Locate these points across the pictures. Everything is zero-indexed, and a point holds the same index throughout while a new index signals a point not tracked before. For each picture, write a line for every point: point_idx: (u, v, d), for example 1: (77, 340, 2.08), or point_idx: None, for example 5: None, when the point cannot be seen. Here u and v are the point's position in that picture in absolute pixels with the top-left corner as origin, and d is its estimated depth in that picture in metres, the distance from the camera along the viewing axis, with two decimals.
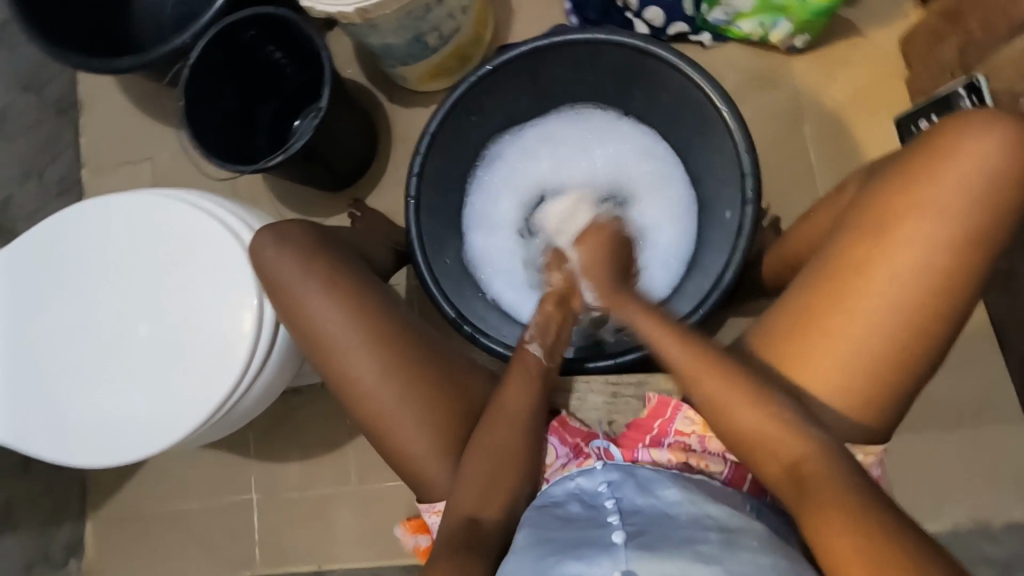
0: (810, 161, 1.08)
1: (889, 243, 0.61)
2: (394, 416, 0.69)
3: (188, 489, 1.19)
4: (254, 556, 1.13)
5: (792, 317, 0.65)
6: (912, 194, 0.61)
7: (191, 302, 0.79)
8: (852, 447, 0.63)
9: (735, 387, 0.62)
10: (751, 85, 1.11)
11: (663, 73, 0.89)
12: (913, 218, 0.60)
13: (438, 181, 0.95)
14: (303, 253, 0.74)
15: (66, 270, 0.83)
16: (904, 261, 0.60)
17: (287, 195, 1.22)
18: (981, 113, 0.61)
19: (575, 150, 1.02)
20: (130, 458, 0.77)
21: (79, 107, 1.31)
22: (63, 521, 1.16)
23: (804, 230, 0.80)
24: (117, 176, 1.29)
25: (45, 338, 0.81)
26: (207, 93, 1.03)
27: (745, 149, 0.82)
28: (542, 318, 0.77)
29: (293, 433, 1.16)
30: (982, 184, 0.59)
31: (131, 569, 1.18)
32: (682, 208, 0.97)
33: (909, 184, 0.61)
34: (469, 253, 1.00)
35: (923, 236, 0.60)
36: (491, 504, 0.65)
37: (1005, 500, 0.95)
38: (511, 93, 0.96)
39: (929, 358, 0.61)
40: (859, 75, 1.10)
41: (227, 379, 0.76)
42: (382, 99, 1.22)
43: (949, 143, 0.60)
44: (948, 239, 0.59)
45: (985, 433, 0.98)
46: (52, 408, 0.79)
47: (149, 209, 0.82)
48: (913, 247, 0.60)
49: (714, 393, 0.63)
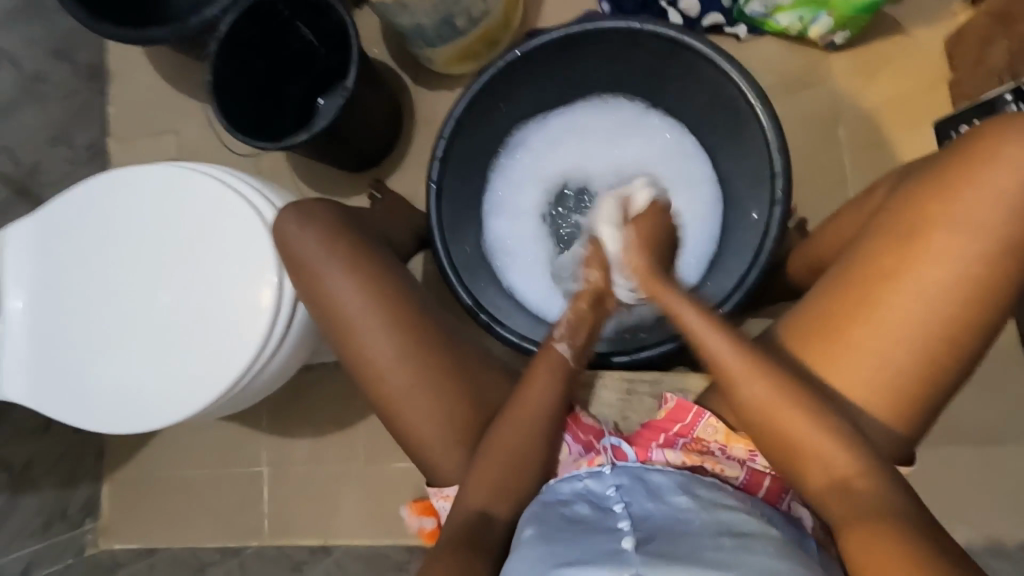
0: (842, 164, 1.05)
1: (921, 253, 0.59)
2: (408, 400, 0.69)
3: (201, 459, 1.21)
4: (263, 527, 1.16)
5: (814, 323, 0.63)
6: (948, 203, 0.59)
7: (213, 277, 0.80)
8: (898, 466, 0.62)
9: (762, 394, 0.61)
10: (786, 82, 1.08)
11: (696, 66, 0.86)
12: (946, 226, 0.58)
13: (462, 168, 0.95)
14: (325, 233, 0.74)
15: (92, 239, 0.84)
16: (936, 271, 0.58)
17: (309, 174, 1.22)
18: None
19: (600, 142, 1.00)
20: (148, 427, 0.78)
21: (108, 76, 1.32)
22: (81, 481, 1.19)
23: (830, 233, 0.78)
24: (143, 147, 1.30)
25: (71, 304, 0.83)
26: (236, 68, 1.03)
27: (778, 148, 0.80)
28: (574, 316, 0.75)
29: (305, 410, 1.18)
30: (1023, 194, 0.57)
31: (144, 531, 1.21)
32: (707, 206, 0.95)
33: (946, 191, 0.59)
34: (488, 240, 0.99)
35: (958, 245, 0.58)
36: (502, 495, 0.65)
37: (1021, 521, 0.93)
38: (539, 80, 0.94)
39: (955, 372, 0.59)
40: (900, 76, 1.06)
41: (244, 355, 0.77)
42: (407, 81, 1.22)
43: (986, 148, 0.58)
44: (982, 250, 0.57)
45: (1006, 452, 0.95)
46: (75, 374, 0.81)
47: (175, 182, 0.83)
48: (945, 256, 0.58)
49: (751, 398, 0.62)
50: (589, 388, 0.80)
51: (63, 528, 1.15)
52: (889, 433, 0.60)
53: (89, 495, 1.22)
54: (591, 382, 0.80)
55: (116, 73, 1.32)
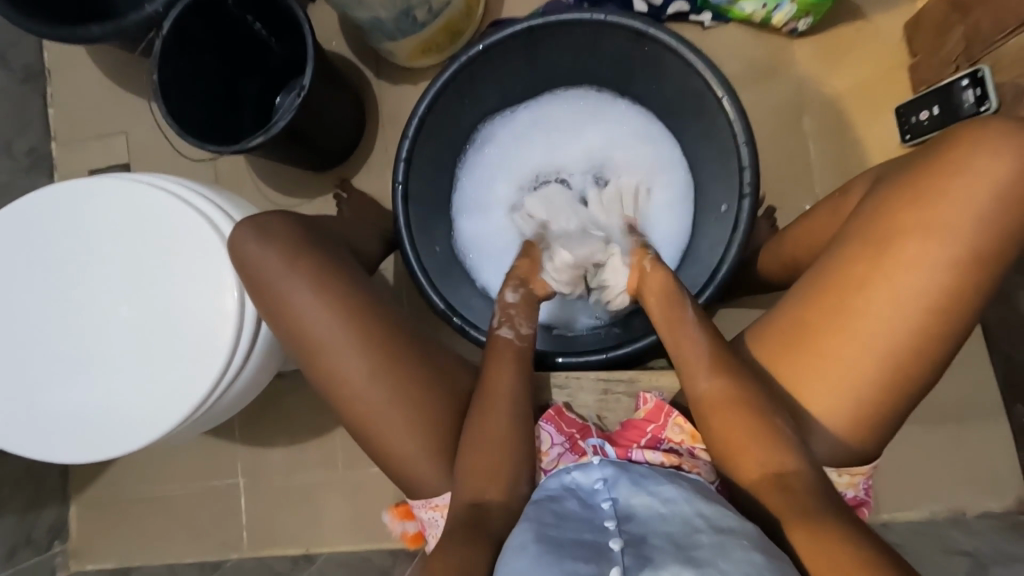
0: (807, 151, 1.06)
1: (888, 261, 0.61)
2: (380, 416, 0.68)
3: (173, 473, 1.18)
4: (242, 539, 1.13)
5: (789, 328, 0.66)
6: (918, 212, 0.61)
7: (171, 293, 0.77)
8: (836, 469, 0.64)
9: (731, 401, 0.64)
10: (752, 69, 1.08)
11: (661, 57, 0.86)
12: (916, 236, 0.60)
13: (427, 169, 0.92)
14: (290, 249, 0.71)
15: (38, 258, 0.79)
16: (906, 280, 0.60)
17: (270, 174, 1.17)
18: (998, 126, 0.60)
19: (568, 136, 0.98)
20: (113, 453, 0.74)
21: (46, 76, 1.24)
22: (45, 504, 1.14)
23: (803, 233, 0.80)
24: (90, 150, 1.22)
25: (20, 327, 0.78)
26: (183, 67, 0.98)
27: (745, 140, 0.80)
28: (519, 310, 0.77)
29: (279, 420, 1.15)
30: (989, 205, 0.59)
31: (118, 550, 1.17)
32: (679, 194, 0.93)
33: (914, 201, 0.61)
34: (459, 238, 0.98)
35: (925, 254, 0.60)
36: (489, 497, 0.64)
37: (982, 491, 0.98)
38: (505, 73, 0.92)
39: (924, 379, 0.62)
40: (862, 63, 1.07)
41: (209, 375, 0.74)
42: (369, 76, 1.18)
43: (957, 156, 0.60)
44: (952, 259, 0.59)
45: (966, 427, 1.00)
46: (28, 401, 0.76)
47: (127, 195, 0.78)
48: (916, 265, 0.60)
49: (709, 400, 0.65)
50: (565, 390, 0.79)
51: (29, 553, 1.11)
52: (858, 437, 0.63)
53: (57, 517, 1.17)
54: (567, 383, 0.79)
55: (55, 72, 1.24)
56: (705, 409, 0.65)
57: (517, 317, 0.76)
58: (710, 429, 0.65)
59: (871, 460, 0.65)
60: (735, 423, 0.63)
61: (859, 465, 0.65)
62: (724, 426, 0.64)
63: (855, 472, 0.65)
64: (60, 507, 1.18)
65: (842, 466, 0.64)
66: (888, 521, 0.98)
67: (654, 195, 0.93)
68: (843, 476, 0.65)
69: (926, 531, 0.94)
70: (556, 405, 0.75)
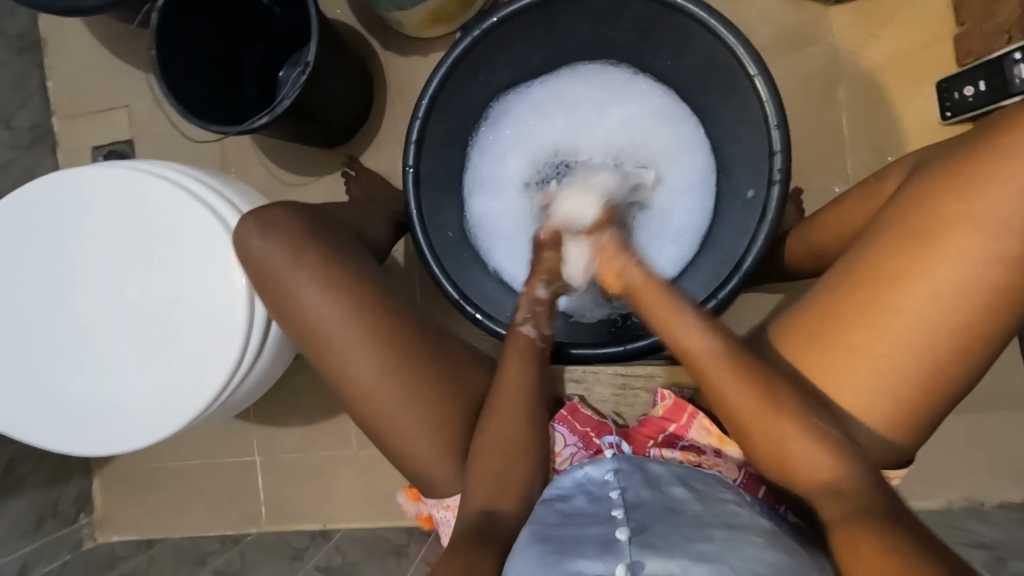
0: (840, 128, 1.00)
1: (930, 258, 0.57)
2: (395, 415, 0.67)
3: (191, 449, 1.19)
4: (260, 514, 1.16)
5: (816, 323, 0.62)
6: (965, 202, 0.56)
7: (179, 286, 0.75)
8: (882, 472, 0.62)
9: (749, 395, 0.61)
10: (784, 39, 1.01)
11: (688, 30, 0.80)
12: (963, 230, 0.56)
13: (440, 150, 0.88)
14: (294, 243, 0.69)
15: (43, 248, 0.77)
16: (949, 278, 0.56)
17: (276, 152, 1.14)
18: None
19: (587, 112, 0.93)
20: (128, 446, 0.75)
21: (43, 46, 1.19)
22: (69, 478, 1.17)
23: (835, 220, 0.76)
24: (93, 126, 1.19)
25: (30, 319, 0.77)
26: (182, 38, 0.93)
27: (777, 124, 0.75)
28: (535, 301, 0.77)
29: (293, 399, 1.15)
30: None
31: (140, 522, 1.20)
32: (699, 177, 0.89)
33: (961, 190, 0.56)
34: (471, 220, 0.93)
35: (969, 248, 0.56)
36: (505, 487, 0.64)
37: (1000, 481, 0.97)
38: (521, 46, 0.86)
39: (962, 381, 0.59)
40: (903, 32, 1.00)
41: (221, 372, 0.73)
42: (376, 46, 1.12)
43: (1011, 142, 0.55)
44: (1000, 256, 0.55)
45: (989, 417, 0.98)
46: (43, 392, 0.76)
47: (130, 184, 0.76)
48: (960, 262, 0.56)
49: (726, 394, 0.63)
50: (581, 384, 0.78)
51: (55, 525, 1.14)
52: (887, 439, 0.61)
53: (81, 490, 1.20)
54: (583, 378, 0.78)
55: (52, 42, 1.20)
56: (715, 395, 0.64)
57: (541, 316, 0.76)
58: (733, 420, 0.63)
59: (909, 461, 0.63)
60: (751, 420, 0.62)
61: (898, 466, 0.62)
62: (743, 424, 0.62)
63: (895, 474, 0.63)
64: (83, 481, 1.21)
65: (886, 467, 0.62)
66: None
67: (666, 177, 0.91)
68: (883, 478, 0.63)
69: (943, 520, 0.93)
70: (571, 402, 0.75)
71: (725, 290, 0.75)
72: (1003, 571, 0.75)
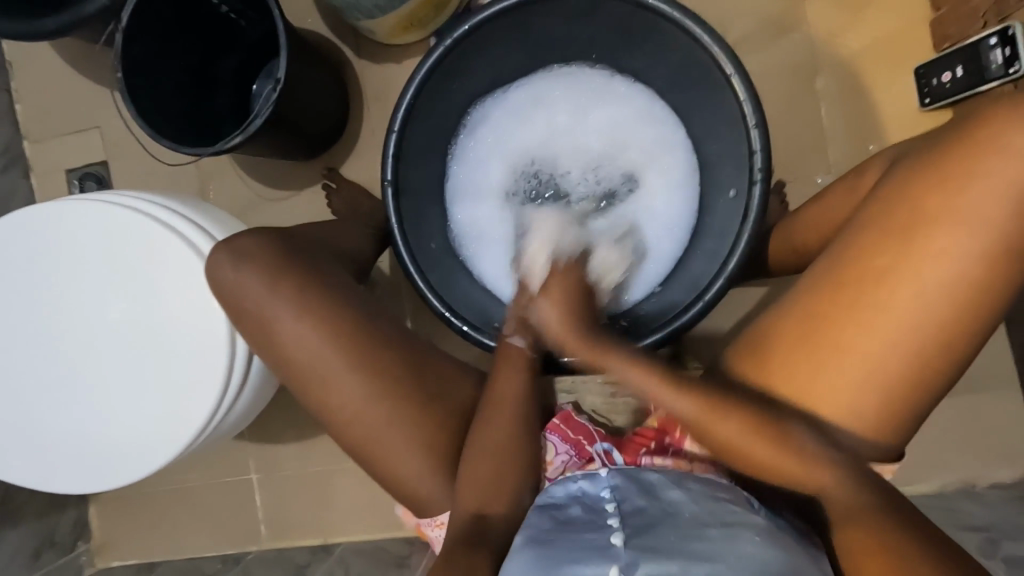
0: (821, 118, 1.00)
1: (910, 255, 0.57)
2: (382, 438, 0.66)
3: (186, 471, 1.18)
4: (260, 531, 1.15)
5: (803, 322, 0.62)
6: (942, 199, 0.56)
7: (157, 317, 0.74)
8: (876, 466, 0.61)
9: (719, 414, 0.61)
10: (760, 30, 1.01)
11: (661, 29, 0.79)
12: (942, 227, 0.56)
13: (419, 160, 0.86)
14: (270, 270, 0.68)
15: (16, 285, 0.76)
16: (929, 277, 0.56)
17: (254, 167, 1.12)
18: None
19: (565, 116, 0.92)
20: (115, 483, 0.74)
21: (9, 69, 1.17)
22: (63, 507, 1.15)
23: (816, 216, 0.76)
24: (64, 148, 1.16)
25: (9, 357, 0.76)
26: (151, 57, 0.91)
27: (755, 121, 0.74)
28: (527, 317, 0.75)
29: (286, 415, 1.14)
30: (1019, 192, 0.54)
31: (139, 547, 1.19)
32: (682, 173, 0.88)
33: (939, 187, 0.56)
34: (454, 229, 0.92)
35: (952, 244, 0.55)
36: (498, 502, 0.64)
37: (993, 462, 0.98)
38: (496, 53, 0.85)
39: (948, 378, 0.59)
40: (879, 18, 0.99)
41: (205, 403, 0.72)
42: (350, 55, 1.10)
43: (986, 138, 0.55)
44: (978, 251, 0.55)
45: (980, 399, 0.98)
46: (28, 432, 0.76)
47: (100, 216, 0.75)
48: (939, 259, 0.56)
49: (696, 414, 0.62)
50: (572, 392, 0.80)
51: (53, 555, 1.12)
52: (878, 440, 0.60)
53: (78, 518, 1.19)
54: (574, 387, 0.80)
55: (18, 65, 1.17)
56: (654, 397, 0.64)
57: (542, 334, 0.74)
58: (706, 436, 0.62)
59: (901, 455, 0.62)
60: (670, 397, 0.63)
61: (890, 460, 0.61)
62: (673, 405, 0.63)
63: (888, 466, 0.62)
64: (79, 508, 1.19)
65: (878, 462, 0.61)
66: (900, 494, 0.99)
67: (648, 178, 0.90)
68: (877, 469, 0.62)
69: (937, 504, 0.94)
70: (563, 410, 0.74)
71: (709, 292, 0.75)
72: (997, 555, 0.76)
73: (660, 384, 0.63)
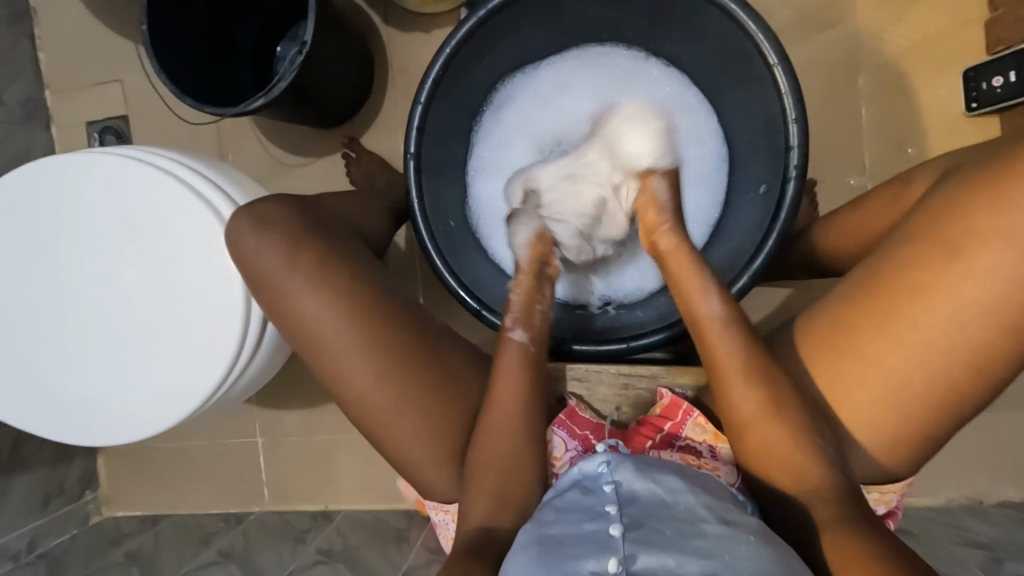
0: (859, 116, 0.96)
1: (952, 270, 0.54)
2: (389, 416, 0.66)
3: (194, 430, 1.19)
4: (262, 493, 1.17)
5: (829, 329, 0.61)
6: (995, 214, 0.53)
7: (173, 279, 0.74)
8: (867, 488, 0.62)
9: (784, 420, 0.59)
10: (805, 20, 0.97)
11: (704, 14, 0.75)
12: (991, 244, 0.53)
13: (442, 136, 0.84)
14: (285, 240, 0.67)
15: (35, 238, 0.76)
16: (971, 296, 0.54)
17: (275, 133, 1.10)
18: None
19: (593, 95, 0.88)
20: (128, 439, 0.75)
21: (34, 16, 1.15)
22: (73, 457, 1.17)
23: (856, 223, 0.74)
24: (85, 101, 1.15)
25: (27, 309, 0.76)
26: (175, 11, 0.89)
27: (795, 117, 0.71)
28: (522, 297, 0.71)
29: (294, 383, 1.14)
30: None
31: (145, 500, 1.22)
32: (712, 165, 0.85)
33: (992, 201, 0.53)
34: (473, 204, 0.89)
35: (999, 264, 0.52)
36: (499, 489, 0.63)
37: (1001, 482, 0.96)
38: (529, 28, 0.83)
39: (978, 399, 0.57)
40: (930, 16, 0.95)
41: (217, 368, 0.72)
42: (376, 21, 1.07)
43: None
44: None
45: (996, 418, 0.96)
46: (44, 385, 0.76)
47: (119, 174, 0.74)
48: (986, 277, 0.53)
49: (753, 429, 0.61)
50: (584, 382, 0.80)
51: (62, 502, 1.15)
52: (895, 456, 0.60)
53: (86, 467, 1.21)
54: (586, 377, 0.79)
55: (41, 12, 1.15)
56: (723, 387, 0.62)
57: (534, 316, 0.71)
58: (740, 432, 0.62)
59: (905, 479, 0.62)
60: (736, 390, 0.61)
61: (891, 483, 0.62)
62: (724, 393, 0.62)
63: (886, 490, 0.62)
64: (89, 458, 1.21)
65: (872, 484, 0.62)
66: (903, 506, 0.98)
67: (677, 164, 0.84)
68: (872, 493, 0.63)
69: (940, 518, 0.93)
70: (568, 405, 0.75)
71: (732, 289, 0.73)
72: (999, 575, 0.75)
73: (713, 335, 0.63)
